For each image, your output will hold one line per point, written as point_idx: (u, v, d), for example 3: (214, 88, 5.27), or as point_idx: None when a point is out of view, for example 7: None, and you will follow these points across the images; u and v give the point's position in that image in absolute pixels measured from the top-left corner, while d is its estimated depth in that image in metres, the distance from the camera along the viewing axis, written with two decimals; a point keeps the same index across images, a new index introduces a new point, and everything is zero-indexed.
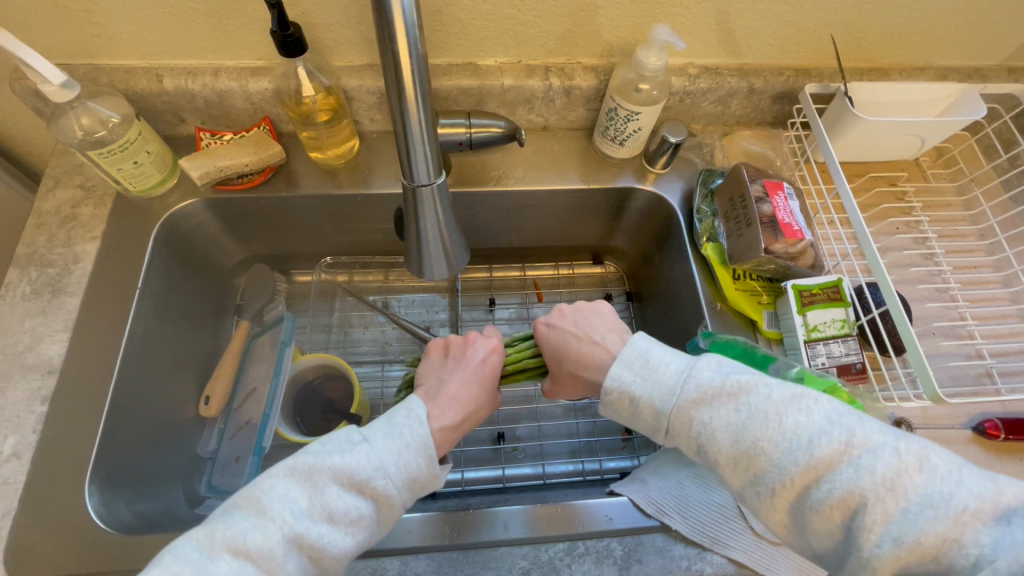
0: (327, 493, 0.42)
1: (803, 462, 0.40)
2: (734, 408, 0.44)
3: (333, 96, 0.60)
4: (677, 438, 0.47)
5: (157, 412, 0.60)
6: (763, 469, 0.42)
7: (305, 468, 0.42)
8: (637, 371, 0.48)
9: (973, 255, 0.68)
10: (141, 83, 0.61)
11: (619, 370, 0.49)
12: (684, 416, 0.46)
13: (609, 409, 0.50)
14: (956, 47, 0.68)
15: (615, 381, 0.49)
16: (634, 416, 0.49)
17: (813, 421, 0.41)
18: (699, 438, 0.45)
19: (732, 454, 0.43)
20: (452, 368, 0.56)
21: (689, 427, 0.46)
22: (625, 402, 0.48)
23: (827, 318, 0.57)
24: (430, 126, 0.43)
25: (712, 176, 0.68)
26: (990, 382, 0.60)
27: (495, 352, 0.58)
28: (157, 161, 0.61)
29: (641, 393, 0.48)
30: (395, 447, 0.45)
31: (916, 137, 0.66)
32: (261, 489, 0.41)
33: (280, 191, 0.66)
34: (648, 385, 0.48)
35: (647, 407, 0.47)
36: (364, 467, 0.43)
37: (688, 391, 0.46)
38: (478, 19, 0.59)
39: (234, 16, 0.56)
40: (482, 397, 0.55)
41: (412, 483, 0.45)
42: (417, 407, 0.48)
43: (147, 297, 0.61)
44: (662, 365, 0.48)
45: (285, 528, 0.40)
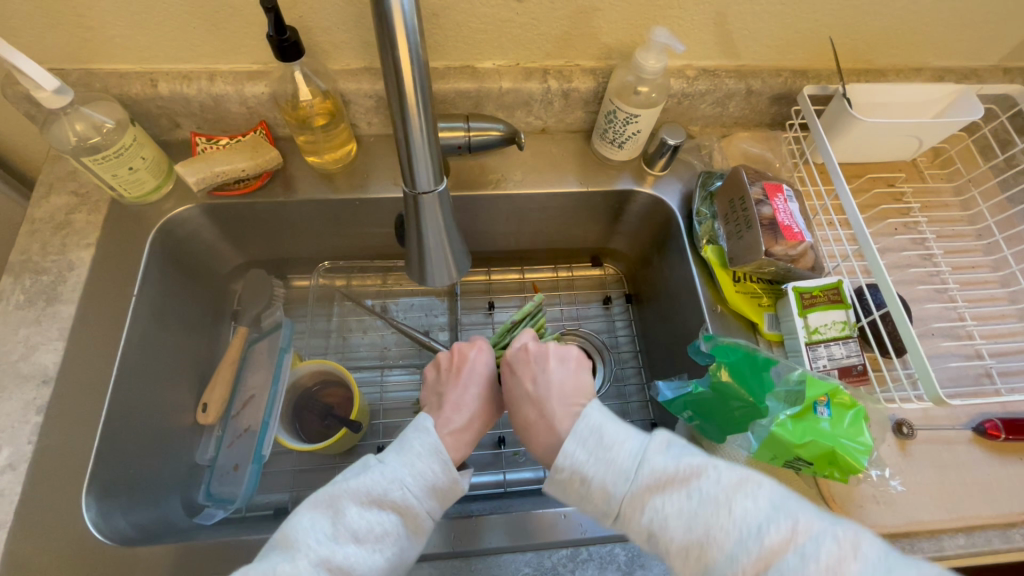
0: (348, 514, 0.42)
1: (755, 555, 0.37)
2: (685, 494, 0.42)
3: (331, 100, 0.60)
4: (628, 526, 0.44)
5: (156, 420, 0.60)
6: (715, 562, 0.39)
7: (324, 496, 0.43)
8: (589, 452, 0.46)
9: (971, 255, 0.68)
10: (135, 87, 0.60)
11: (570, 449, 0.46)
12: (636, 502, 0.43)
13: (558, 488, 0.47)
14: (953, 48, 0.68)
15: (566, 461, 0.46)
16: (584, 500, 0.46)
17: (762, 507, 0.39)
18: (651, 528, 0.42)
19: (684, 544, 0.40)
20: (447, 379, 0.56)
21: (641, 515, 0.43)
22: (576, 483, 0.45)
23: (828, 320, 0.57)
24: (432, 132, 0.42)
25: (711, 178, 0.68)
26: (989, 381, 0.60)
27: (485, 353, 0.58)
28: (152, 166, 0.60)
29: (594, 476, 0.45)
30: (408, 459, 0.46)
31: (914, 138, 0.66)
32: (285, 525, 0.42)
33: (277, 196, 0.66)
34: (601, 466, 0.45)
35: (598, 491, 0.44)
36: (380, 483, 0.44)
37: (641, 476, 0.43)
38: (476, 22, 0.59)
39: (229, 19, 0.55)
40: (487, 397, 0.55)
41: (432, 491, 0.45)
42: (424, 419, 0.49)
43: (143, 304, 0.60)
44: (616, 445, 0.45)
45: (311, 554, 0.40)
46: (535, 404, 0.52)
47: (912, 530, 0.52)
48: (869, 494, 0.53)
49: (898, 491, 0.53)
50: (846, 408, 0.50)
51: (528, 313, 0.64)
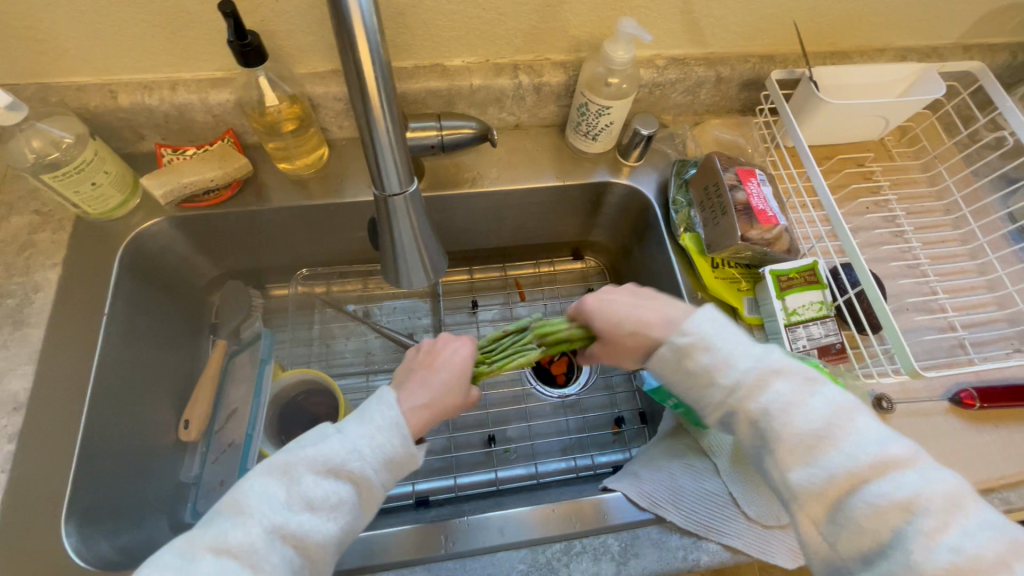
0: (303, 482, 0.42)
1: (875, 458, 0.40)
2: (811, 392, 0.43)
3: (299, 104, 0.59)
4: (738, 403, 0.45)
5: (137, 440, 0.59)
6: (830, 453, 0.41)
7: (279, 463, 0.42)
8: (715, 330, 0.47)
9: (941, 230, 0.70)
10: (94, 100, 0.58)
11: (701, 319, 0.48)
12: (760, 382, 0.44)
13: (672, 357, 0.48)
14: (913, 28, 0.69)
15: (692, 329, 0.48)
16: (692, 374, 0.47)
17: (881, 428, 0.42)
18: (766, 410, 0.44)
19: (802, 433, 0.42)
20: (423, 359, 0.54)
21: (761, 395, 0.44)
22: (699, 351, 0.47)
23: (806, 301, 0.58)
24: (399, 133, 0.42)
25: (685, 167, 0.69)
26: (963, 352, 0.61)
27: (471, 343, 0.56)
28: (116, 181, 0.58)
29: (720, 353, 0.46)
30: (369, 430, 0.44)
31: (880, 117, 0.67)
32: (239, 489, 0.41)
33: (249, 205, 0.65)
34: (727, 345, 0.47)
35: (720, 366, 0.46)
36: (337, 452, 0.43)
37: (767, 364, 0.45)
38: (442, 19, 0.58)
39: (188, 27, 0.54)
40: (456, 384, 0.52)
41: (390, 464, 0.44)
42: (387, 392, 0.47)
43: (115, 322, 0.58)
44: (740, 337, 0.47)
45: (263, 521, 0.40)
46: (647, 308, 0.52)
47: None
48: None
49: None
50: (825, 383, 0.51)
51: (519, 327, 0.58)
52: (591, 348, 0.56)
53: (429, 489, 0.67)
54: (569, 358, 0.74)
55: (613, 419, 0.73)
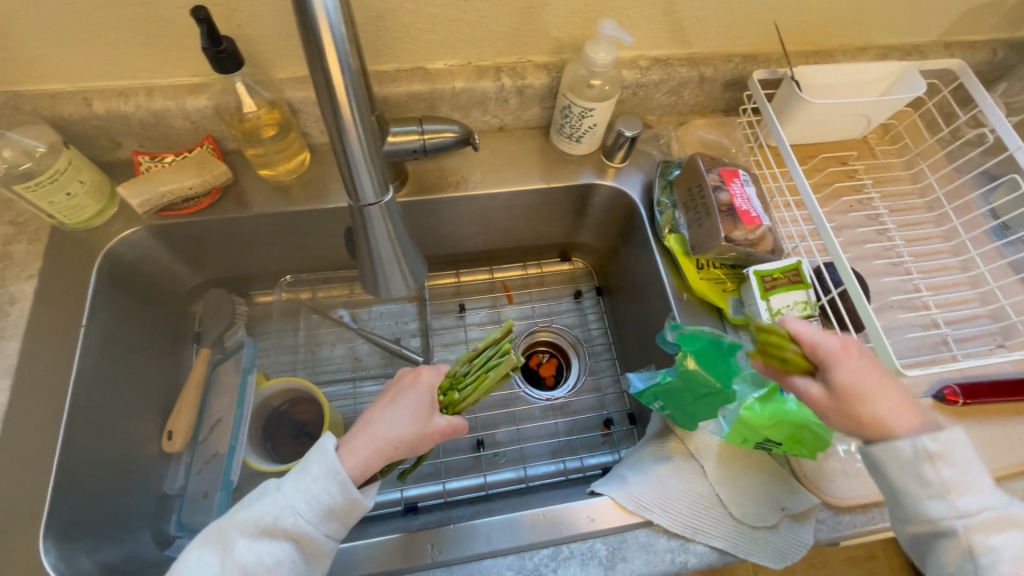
0: (235, 549, 0.42)
1: None
2: None
3: (278, 110, 0.58)
4: (961, 540, 0.40)
5: (119, 452, 0.58)
6: None
7: (216, 531, 0.43)
8: (968, 455, 0.41)
9: (924, 227, 0.70)
10: (68, 107, 0.57)
11: (958, 437, 0.41)
12: (992, 523, 0.39)
13: (908, 457, 0.41)
14: (894, 26, 0.70)
15: (947, 439, 0.41)
16: (925, 482, 0.41)
17: None
18: (993, 550, 0.39)
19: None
20: (381, 396, 0.53)
21: (988, 535, 0.39)
22: (945, 467, 0.40)
23: (790, 300, 0.58)
24: (372, 143, 0.41)
25: (669, 168, 0.69)
26: (946, 349, 0.62)
27: (422, 378, 0.54)
28: (92, 190, 0.57)
29: (976, 492, 0.40)
30: (303, 484, 0.44)
31: (862, 116, 0.67)
32: (179, 563, 0.42)
33: (230, 212, 0.64)
34: (977, 475, 0.41)
35: (960, 490, 0.40)
36: (268, 512, 0.43)
37: (1014, 518, 0.40)
38: (422, 22, 0.58)
39: (162, 33, 0.53)
40: (407, 420, 0.50)
41: (330, 513, 0.44)
42: (323, 441, 0.46)
43: (93, 334, 0.58)
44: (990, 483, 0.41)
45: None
46: (895, 397, 0.43)
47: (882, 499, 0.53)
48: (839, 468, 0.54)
49: None
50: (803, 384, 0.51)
51: (491, 341, 0.58)
52: (797, 380, 0.47)
53: (417, 495, 0.66)
54: (557, 360, 0.79)
55: (602, 420, 0.73)
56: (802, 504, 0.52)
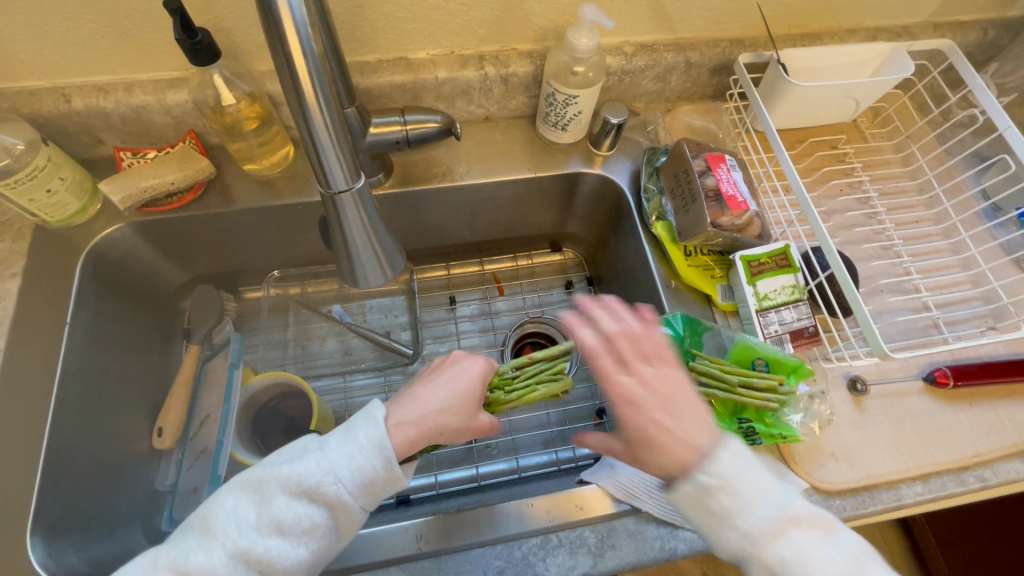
0: (274, 504, 0.42)
1: None
2: (829, 542, 0.42)
3: (258, 102, 0.57)
4: (756, 550, 0.42)
5: (108, 448, 0.58)
6: None
7: (254, 480, 0.43)
8: (744, 475, 0.44)
9: (914, 210, 0.70)
10: (46, 104, 0.56)
11: (725, 458, 0.44)
12: (780, 533, 0.42)
13: (692, 495, 0.44)
14: (882, 7, 0.69)
15: (718, 470, 0.44)
16: (713, 515, 0.43)
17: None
18: (785, 561, 0.41)
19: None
20: (426, 374, 0.54)
21: (779, 546, 0.42)
22: (721, 493, 0.43)
23: (777, 285, 0.58)
24: (339, 130, 0.40)
25: (655, 155, 0.68)
26: (937, 332, 0.61)
27: (476, 366, 0.54)
28: (73, 187, 0.57)
29: (753, 500, 0.43)
30: (349, 451, 0.44)
31: (850, 99, 0.67)
32: (213, 507, 0.43)
33: (214, 208, 0.63)
34: (753, 493, 0.43)
35: (745, 510, 0.43)
36: (311, 474, 0.43)
37: (792, 511, 0.43)
38: (401, 11, 0.57)
39: (138, 27, 0.52)
40: (455, 405, 0.50)
41: (368, 487, 0.44)
42: (375, 410, 0.46)
43: (79, 332, 0.57)
44: (769, 482, 0.44)
45: (228, 543, 0.40)
46: (687, 420, 0.46)
47: (871, 483, 0.53)
48: (829, 452, 0.54)
49: (856, 447, 0.55)
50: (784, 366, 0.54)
51: (549, 356, 0.59)
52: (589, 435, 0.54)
53: (409, 488, 0.66)
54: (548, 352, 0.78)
55: (594, 410, 0.73)
56: None
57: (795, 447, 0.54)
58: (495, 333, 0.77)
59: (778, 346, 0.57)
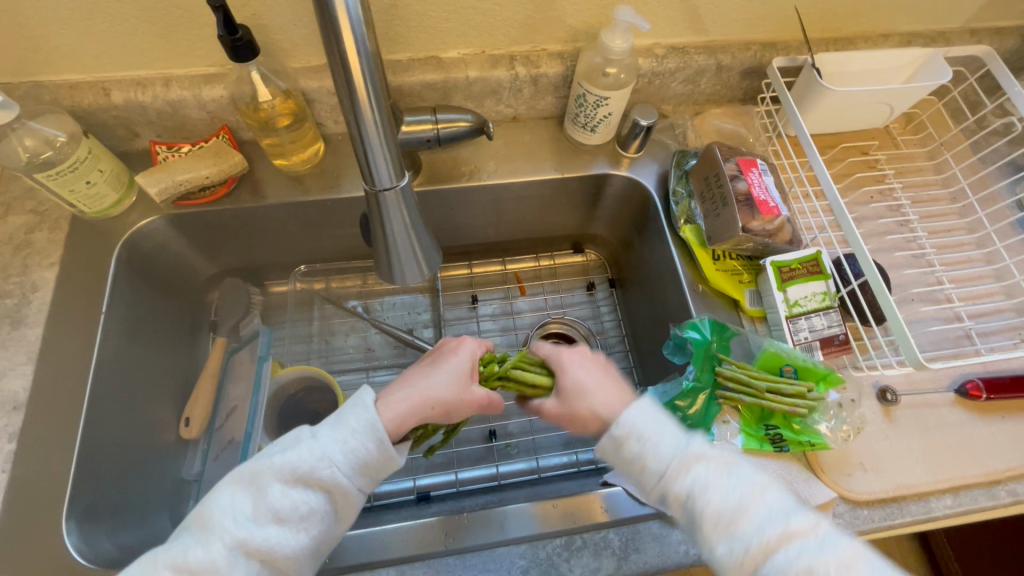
0: (269, 494, 0.42)
1: (781, 531, 0.40)
2: (727, 473, 0.43)
3: (293, 99, 0.58)
4: (665, 486, 0.44)
5: (136, 437, 0.59)
6: (744, 529, 0.41)
7: (247, 473, 0.43)
8: (650, 421, 0.46)
9: (946, 219, 0.69)
10: (87, 98, 0.58)
11: (634, 410, 0.46)
12: (684, 467, 0.44)
13: (608, 447, 0.47)
14: (919, 12, 0.68)
15: (628, 420, 0.46)
16: (630, 463, 0.46)
17: (787, 503, 0.42)
18: (690, 491, 0.43)
19: (724, 510, 0.41)
20: (420, 360, 0.54)
21: (686, 478, 0.43)
22: (631, 441, 0.45)
23: (808, 292, 0.57)
24: (387, 128, 0.41)
25: (685, 158, 0.68)
26: (969, 343, 0.60)
27: (464, 347, 0.54)
28: (111, 179, 0.58)
29: (652, 440, 0.45)
30: (342, 435, 0.44)
31: (884, 104, 0.66)
32: (207, 502, 0.42)
33: (245, 202, 0.64)
34: (659, 435, 0.45)
35: (651, 455, 0.45)
36: (306, 460, 0.43)
37: (692, 449, 0.45)
38: (436, 10, 0.57)
39: (179, 22, 0.53)
40: (446, 382, 0.51)
41: (363, 469, 0.44)
42: (364, 394, 0.47)
43: (112, 321, 0.58)
44: (669, 422, 0.46)
45: (226, 536, 0.40)
46: (614, 388, 0.51)
47: (900, 494, 0.52)
48: (857, 462, 0.54)
49: (884, 458, 0.54)
50: (812, 367, 0.54)
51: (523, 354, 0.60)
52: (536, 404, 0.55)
53: (430, 484, 0.66)
54: None
55: None
56: (820, 497, 0.51)
57: (823, 454, 0.54)
58: (516, 332, 0.77)
59: (808, 353, 0.56)
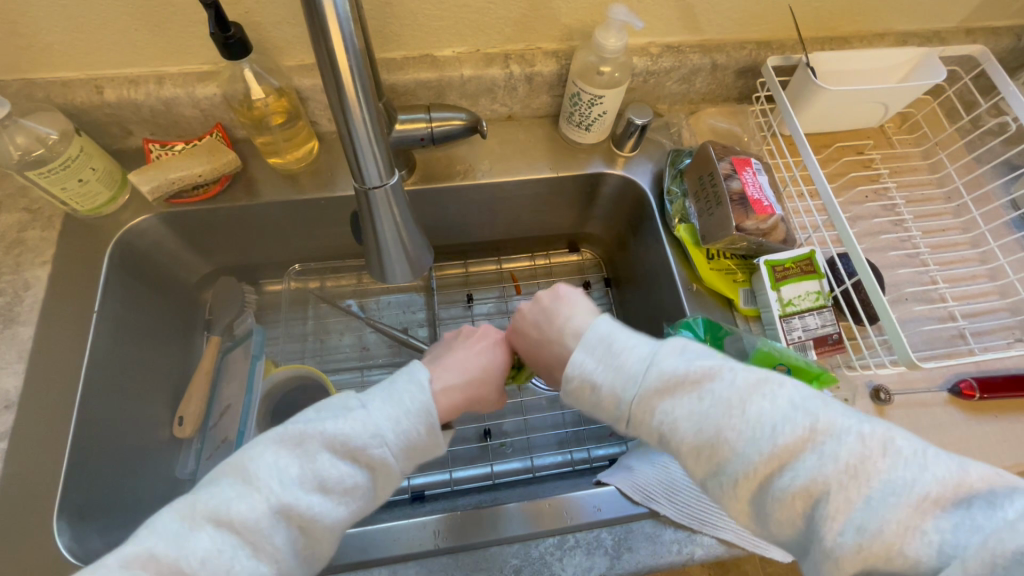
0: (318, 461, 0.40)
1: (767, 451, 0.37)
2: (697, 397, 0.41)
3: (286, 97, 0.58)
4: (638, 426, 0.43)
5: (130, 434, 0.59)
6: (727, 458, 0.39)
7: (297, 434, 0.41)
8: (603, 354, 0.44)
9: (941, 218, 0.69)
10: (79, 95, 0.57)
11: (580, 353, 0.44)
12: (646, 405, 0.42)
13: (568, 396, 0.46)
14: (914, 11, 0.68)
15: (576, 366, 0.44)
16: (595, 407, 0.45)
17: (779, 406, 0.38)
18: (662, 430, 0.42)
19: (699, 443, 0.40)
20: (460, 342, 0.54)
21: (652, 415, 0.42)
22: (586, 386, 0.44)
23: (802, 291, 0.57)
24: (376, 125, 0.41)
25: (680, 156, 0.68)
26: (963, 342, 0.60)
27: (507, 339, 0.55)
28: (104, 177, 0.58)
29: (605, 381, 0.43)
30: (395, 412, 0.43)
31: (879, 104, 0.66)
32: (251, 455, 0.40)
33: (239, 200, 0.64)
34: (613, 370, 0.43)
35: (609, 397, 0.43)
36: (359, 434, 0.41)
37: (650, 378, 0.42)
38: (429, 8, 0.57)
39: (171, 20, 0.53)
40: (493, 375, 0.52)
41: (410, 451, 0.43)
42: (419, 372, 0.45)
43: (106, 320, 0.58)
44: (624, 351, 0.44)
45: (272, 498, 0.38)
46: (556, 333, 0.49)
47: None
48: None
49: None
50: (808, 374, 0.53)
51: None
52: None
53: (424, 483, 0.66)
54: None
55: None
56: None
57: None
58: None
59: (802, 353, 0.56)
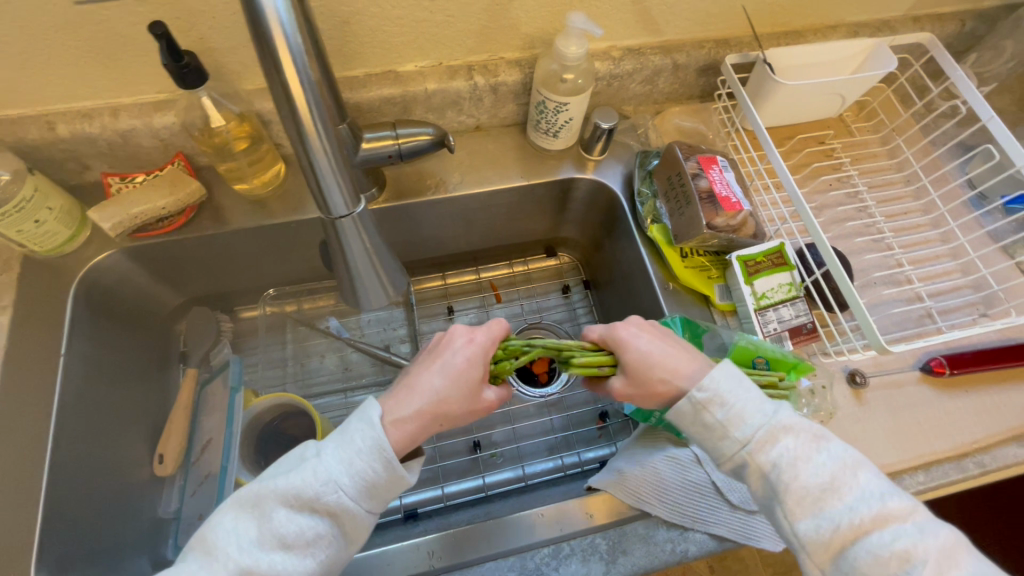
0: (274, 518, 0.40)
1: (871, 512, 0.40)
2: (816, 448, 0.43)
3: (247, 122, 0.57)
4: (749, 457, 0.44)
5: (108, 477, 0.57)
6: (832, 508, 0.40)
7: (251, 497, 0.41)
8: (735, 390, 0.45)
9: (902, 202, 0.71)
10: (30, 133, 0.55)
11: (717, 374, 0.46)
12: (771, 438, 0.43)
13: (688, 412, 0.46)
14: (862, 3, 0.70)
15: (711, 386, 0.45)
16: (710, 429, 0.45)
17: (883, 482, 0.41)
18: (776, 464, 0.42)
19: (811, 485, 0.41)
20: (425, 359, 0.50)
21: (771, 450, 0.43)
22: (714, 407, 0.45)
23: (775, 283, 0.58)
24: (337, 154, 0.40)
25: (647, 158, 0.69)
26: (931, 321, 0.62)
27: (475, 346, 0.50)
28: (62, 216, 0.56)
29: (736, 408, 0.45)
30: (346, 456, 0.42)
31: (836, 95, 0.67)
32: (209, 525, 0.41)
33: (206, 229, 0.63)
34: (744, 402, 0.45)
35: (735, 423, 0.44)
36: (311, 485, 0.41)
37: (778, 420, 0.44)
38: (388, 25, 0.57)
39: (122, 51, 0.52)
40: (457, 390, 0.48)
41: (370, 491, 0.43)
42: (370, 410, 0.44)
43: (74, 362, 0.56)
44: (756, 392, 0.45)
45: (230, 563, 0.39)
46: (682, 354, 0.49)
47: None
48: None
49: (859, 442, 0.55)
50: (785, 360, 0.55)
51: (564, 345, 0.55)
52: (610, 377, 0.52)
53: (416, 501, 0.65)
54: None
55: (597, 414, 0.72)
56: None
57: None
58: None
59: (779, 344, 0.57)
